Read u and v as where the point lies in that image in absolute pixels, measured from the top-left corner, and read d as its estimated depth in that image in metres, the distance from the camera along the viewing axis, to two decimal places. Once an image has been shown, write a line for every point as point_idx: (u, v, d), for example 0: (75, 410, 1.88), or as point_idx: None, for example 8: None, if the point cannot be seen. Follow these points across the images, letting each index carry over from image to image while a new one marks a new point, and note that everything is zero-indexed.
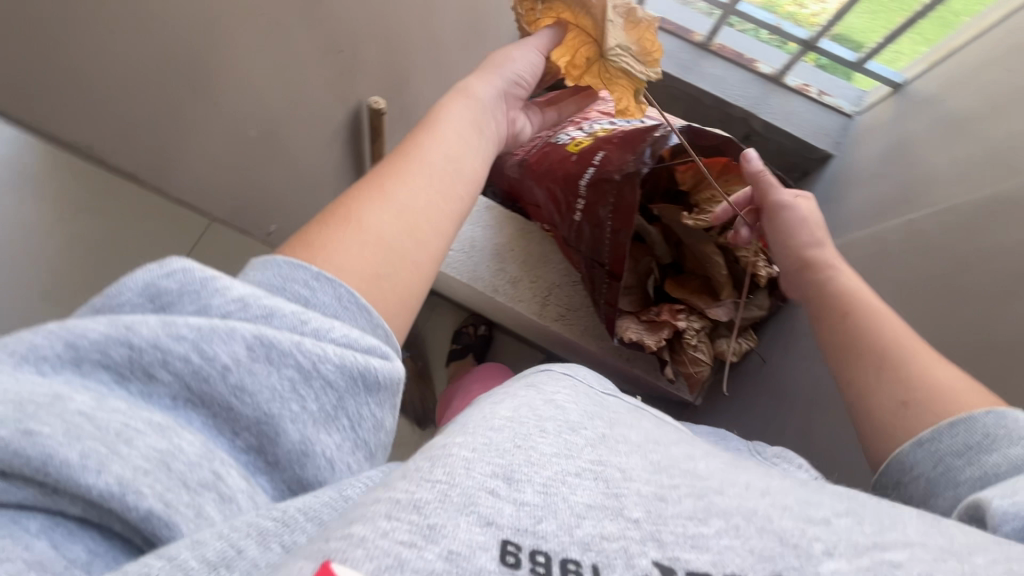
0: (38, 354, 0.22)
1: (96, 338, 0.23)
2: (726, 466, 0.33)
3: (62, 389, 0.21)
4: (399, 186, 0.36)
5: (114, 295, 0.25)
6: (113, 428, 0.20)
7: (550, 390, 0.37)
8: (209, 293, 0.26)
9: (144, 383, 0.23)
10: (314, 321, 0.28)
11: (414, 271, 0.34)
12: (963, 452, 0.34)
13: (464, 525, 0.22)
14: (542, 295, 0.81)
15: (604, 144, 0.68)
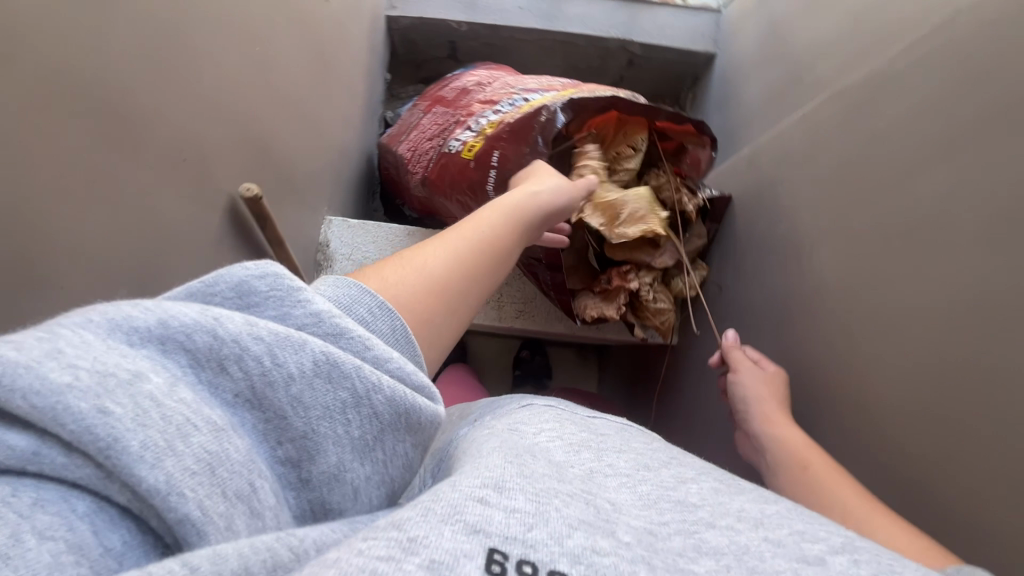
0: (131, 326, 0.22)
1: (187, 322, 0.24)
2: (719, 489, 0.35)
3: (144, 367, 0.22)
4: (461, 245, 0.41)
5: (209, 283, 0.26)
6: (175, 421, 0.21)
7: (533, 425, 0.39)
8: (294, 301, 0.27)
9: (215, 375, 0.24)
10: (378, 349, 0.28)
11: (453, 314, 0.38)
12: None
13: (448, 534, 0.23)
14: (494, 298, 0.85)
15: (494, 142, 0.67)
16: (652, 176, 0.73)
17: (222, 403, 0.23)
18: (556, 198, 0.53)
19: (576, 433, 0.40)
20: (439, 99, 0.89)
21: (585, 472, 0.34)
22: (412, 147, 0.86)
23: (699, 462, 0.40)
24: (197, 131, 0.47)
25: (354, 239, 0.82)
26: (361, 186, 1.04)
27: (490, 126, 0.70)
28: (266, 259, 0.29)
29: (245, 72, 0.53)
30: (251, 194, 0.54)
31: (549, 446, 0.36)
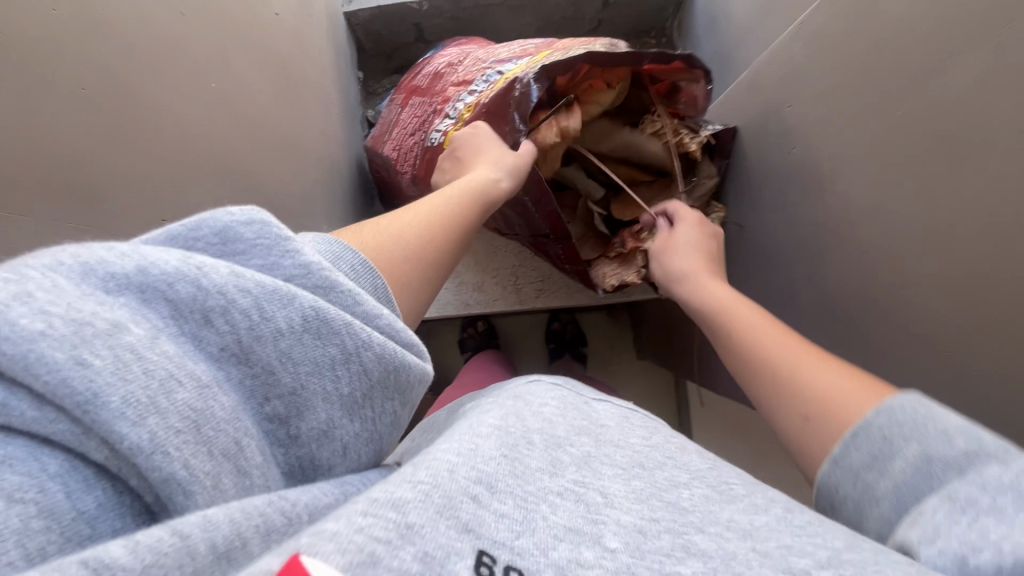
0: (107, 271, 0.21)
1: (167, 271, 0.22)
2: (710, 497, 0.33)
3: (123, 317, 0.20)
4: (424, 208, 0.44)
5: (192, 227, 0.25)
6: (158, 375, 0.19)
7: (536, 401, 0.38)
8: (283, 251, 0.26)
9: (199, 328, 0.22)
10: (369, 305, 0.27)
11: (432, 264, 0.40)
12: (871, 465, 0.38)
13: (443, 529, 0.23)
14: (510, 283, 0.88)
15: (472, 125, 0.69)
16: (648, 125, 0.73)
17: (207, 357, 0.21)
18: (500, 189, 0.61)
19: (579, 419, 0.39)
20: (414, 89, 0.90)
21: (580, 458, 0.33)
22: (397, 146, 0.87)
23: (695, 453, 0.40)
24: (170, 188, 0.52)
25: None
26: (359, 193, 1.02)
27: (467, 110, 0.73)
28: (250, 207, 0.27)
29: (207, 109, 0.58)
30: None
31: (547, 423, 0.35)
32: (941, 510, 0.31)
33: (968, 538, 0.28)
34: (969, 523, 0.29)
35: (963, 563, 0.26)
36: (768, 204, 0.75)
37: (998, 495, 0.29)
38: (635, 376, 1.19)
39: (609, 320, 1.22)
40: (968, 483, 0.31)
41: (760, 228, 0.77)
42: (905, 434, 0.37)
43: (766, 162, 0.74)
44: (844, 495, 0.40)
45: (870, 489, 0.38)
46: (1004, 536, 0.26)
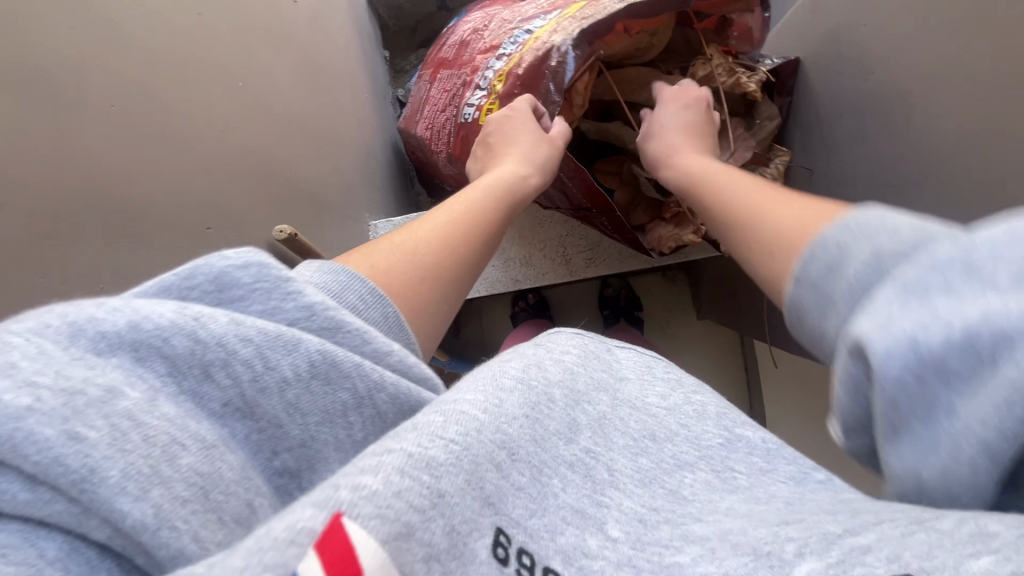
0: (97, 331, 0.21)
1: (161, 324, 0.22)
2: (712, 480, 0.32)
3: (117, 380, 0.20)
4: (431, 222, 0.45)
5: (185, 276, 0.25)
6: (159, 442, 0.19)
7: (559, 347, 0.37)
8: (283, 294, 0.26)
9: (201, 384, 0.22)
10: (378, 342, 0.27)
11: (444, 282, 0.41)
12: (828, 271, 0.30)
13: (468, 503, 0.24)
14: (559, 254, 0.84)
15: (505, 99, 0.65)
16: (701, 67, 0.67)
17: (210, 415, 0.21)
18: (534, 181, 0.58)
19: (597, 369, 0.38)
20: (442, 62, 0.86)
21: (594, 422, 0.33)
22: (430, 125, 0.84)
23: (713, 413, 0.37)
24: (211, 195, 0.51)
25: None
26: (398, 176, 1.02)
27: (500, 79, 0.68)
28: (248, 248, 0.27)
29: (242, 115, 0.57)
30: (287, 236, 0.60)
31: (568, 375, 0.35)
32: (887, 294, 0.23)
33: (918, 317, 0.21)
34: (916, 302, 0.21)
35: (915, 345, 0.20)
36: (840, 144, 0.67)
37: (949, 269, 0.21)
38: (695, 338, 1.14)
39: (664, 281, 1.16)
40: (912, 263, 0.23)
41: (835, 168, 0.69)
42: (860, 239, 0.29)
43: (837, 97, 0.65)
44: (801, 311, 0.32)
45: (826, 296, 0.29)
46: (957, 310, 0.20)
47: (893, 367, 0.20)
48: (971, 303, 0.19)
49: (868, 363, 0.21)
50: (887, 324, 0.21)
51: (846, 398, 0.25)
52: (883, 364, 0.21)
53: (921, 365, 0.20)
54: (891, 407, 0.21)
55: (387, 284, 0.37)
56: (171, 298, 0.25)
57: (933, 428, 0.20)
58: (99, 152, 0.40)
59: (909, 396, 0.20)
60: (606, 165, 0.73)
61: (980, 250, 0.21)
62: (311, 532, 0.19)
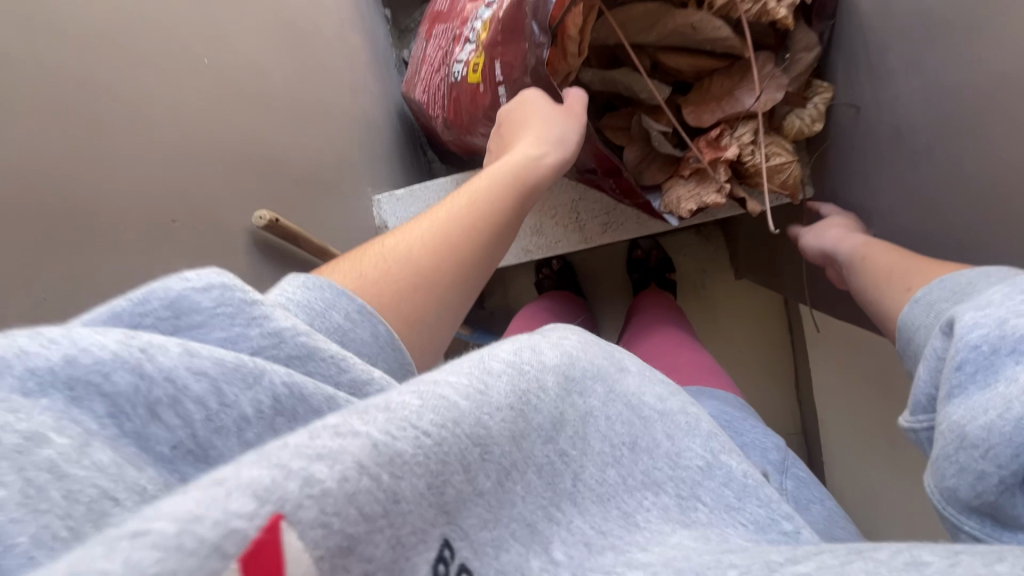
0: (28, 366, 0.20)
1: (102, 358, 0.21)
2: (672, 507, 0.34)
3: (44, 425, 0.19)
4: (424, 221, 0.44)
5: (138, 301, 0.26)
6: (85, 497, 0.18)
7: (557, 335, 0.39)
8: (247, 319, 0.27)
9: (147, 425, 0.21)
10: (354, 371, 0.28)
11: (444, 289, 0.40)
12: (948, 296, 0.40)
13: (421, 512, 0.24)
14: (571, 220, 0.81)
15: (492, 51, 0.63)
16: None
17: (158, 461, 0.21)
18: (553, 160, 0.54)
19: (599, 359, 0.40)
20: (437, 16, 0.80)
21: (579, 419, 0.35)
22: (426, 88, 0.80)
23: (705, 431, 0.41)
24: (178, 185, 0.52)
25: (408, 210, 0.87)
26: (406, 145, 0.99)
27: (485, 30, 0.65)
28: (208, 269, 0.28)
29: (211, 98, 0.57)
30: (267, 222, 0.61)
31: (564, 360, 0.36)
32: (1000, 295, 0.34)
33: (1014, 309, 0.31)
34: (1018, 299, 0.32)
35: (1002, 324, 0.31)
36: (890, 75, 0.59)
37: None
38: (731, 298, 1.08)
39: (698, 239, 1.09)
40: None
41: (884, 100, 0.61)
42: (988, 277, 0.39)
43: (888, 20, 0.58)
44: (912, 327, 0.42)
45: (936, 314, 0.40)
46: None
47: (974, 333, 0.32)
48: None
49: (959, 330, 0.33)
50: (980, 308, 0.33)
51: (932, 365, 0.36)
52: (972, 331, 0.32)
53: (1000, 338, 0.31)
54: (961, 369, 0.32)
55: (375, 295, 0.37)
56: (123, 325, 0.25)
57: (988, 385, 0.30)
58: (52, 157, 0.41)
59: (978, 355, 0.32)
60: (614, 120, 0.69)
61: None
62: (244, 540, 0.17)
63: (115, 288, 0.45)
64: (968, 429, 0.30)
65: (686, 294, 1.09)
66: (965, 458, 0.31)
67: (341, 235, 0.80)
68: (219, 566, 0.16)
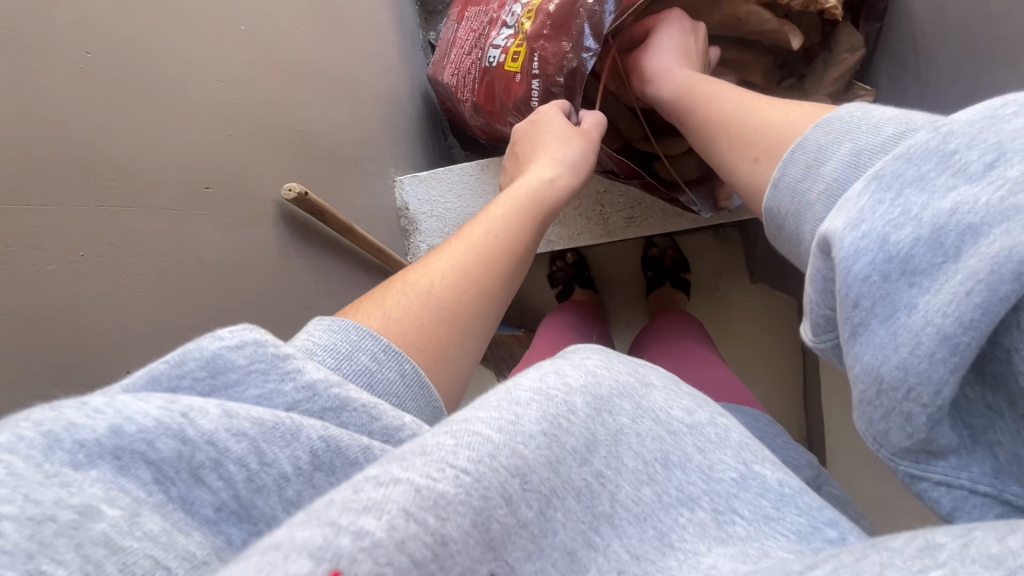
0: (75, 439, 0.19)
1: (147, 425, 0.21)
2: (709, 523, 0.32)
3: (96, 498, 0.18)
4: (443, 253, 0.42)
5: (176, 363, 0.25)
6: (140, 570, 0.18)
7: (579, 355, 0.39)
8: (281, 373, 0.26)
9: (192, 489, 0.21)
10: (385, 418, 0.27)
11: (470, 328, 0.39)
12: (807, 173, 0.36)
13: (471, 552, 0.24)
14: (596, 212, 0.80)
15: (534, 41, 0.61)
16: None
17: (204, 524, 0.20)
18: (570, 182, 0.53)
19: (625, 376, 0.39)
20: None
21: (610, 438, 0.34)
22: (455, 70, 0.77)
23: (735, 443, 0.37)
24: (200, 160, 0.52)
25: (430, 193, 0.86)
26: (427, 129, 0.97)
27: (530, 15, 0.63)
28: (239, 324, 0.27)
29: (222, 71, 0.55)
30: (295, 195, 0.62)
31: (590, 380, 0.36)
32: (866, 193, 0.28)
33: (889, 217, 0.26)
34: (888, 203, 0.27)
35: (884, 244, 0.26)
36: (940, 80, 0.57)
37: (922, 162, 0.27)
38: (744, 299, 1.08)
39: (715, 240, 1.09)
40: (888, 159, 0.29)
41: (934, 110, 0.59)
42: (838, 138, 0.34)
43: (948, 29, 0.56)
44: (782, 209, 0.37)
45: (805, 196, 0.35)
46: (923, 210, 0.25)
47: (860, 264, 0.26)
48: (941, 200, 0.25)
49: (839, 259, 0.27)
50: (854, 224, 0.27)
51: (821, 290, 0.30)
52: (856, 260, 0.26)
53: (888, 261, 0.26)
54: (855, 305, 0.26)
55: (403, 337, 0.36)
56: (162, 390, 0.24)
57: (890, 324, 0.25)
58: (75, 113, 0.41)
59: (870, 288, 0.26)
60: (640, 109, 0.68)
61: (944, 149, 0.26)
62: None
63: (141, 259, 0.45)
64: (882, 372, 0.25)
65: (700, 293, 1.09)
66: (886, 404, 0.26)
67: (362, 218, 0.78)
68: None
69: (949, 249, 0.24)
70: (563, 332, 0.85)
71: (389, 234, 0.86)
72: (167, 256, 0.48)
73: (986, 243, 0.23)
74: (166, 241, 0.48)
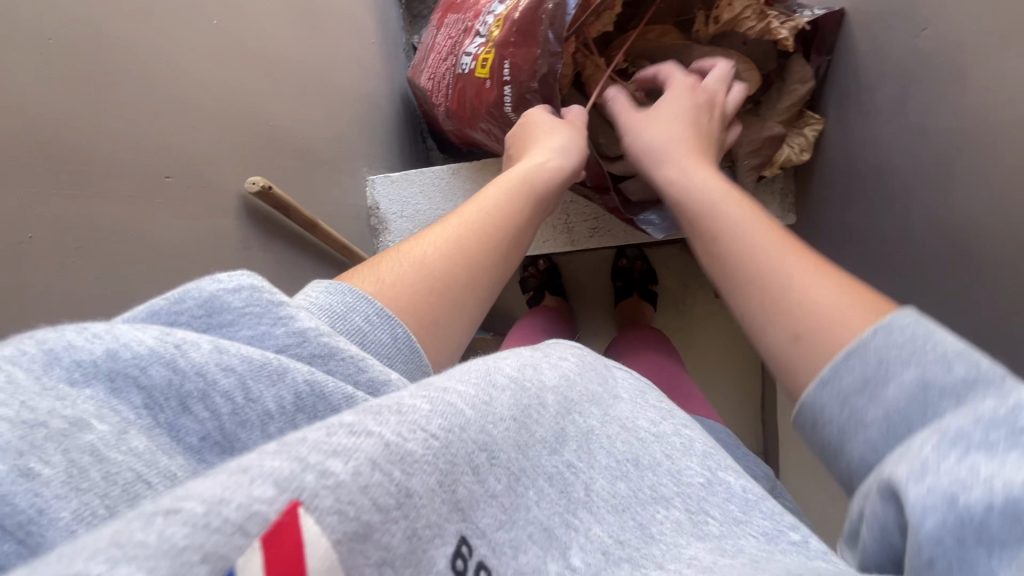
0: (73, 360, 0.23)
1: (139, 353, 0.24)
2: (684, 521, 0.34)
3: (86, 412, 0.22)
4: (439, 229, 0.45)
5: (176, 301, 0.29)
6: (121, 480, 0.21)
7: (555, 355, 0.41)
8: (274, 319, 0.29)
9: (178, 417, 0.24)
10: (372, 371, 0.30)
11: (463, 300, 0.41)
12: (863, 390, 0.34)
13: (437, 509, 0.25)
14: (561, 222, 0.83)
15: (502, 49, 0.65)
16: (725, 11, 0.65)
17: (187, 450, 0.23)
18: (564, 172, 0.56)
19: (594, 384, 0.41)
20: (451, 5, 0.80)
21: (581, 435, 0.36)
22: (432, 74, 0.80)
23: (700, 451, 0.40)
24: (170, 142, 0.53)
25: (400, 194, 0.88)
26: (405, 130, 1.00)
27: (498, 25, 0.67)
28: (237, 270, 0.31)
29: (199, 58, 0.57)
30: (258, 188, 0.63)
31: (563, 379, 0.38)
32: (929, 443, 0.27)
33: (955, 475, 0.25)
34: (955, 460, 0.25)
35: (955, 505, 0.24)
36: (879, 113, 0.64)
37: (989, 428, 0.26)
38: (707, 313, 1.13)
39: (682, 255, 1.13)
40: (956, 416, 0.28)
41: (873, 140, 0.65)
42: (897, 356, 0.33)
43: (883, 67, 0.62)
44: (827, 416, 0.36)
45: (858, 413, 0.34)
46: (995, 474, 0.24)
47: (930, 522, 0.24)
48: (1016, 472, 0.23)
49: (907, 513, 0.25)
50: (918, 477, 0.26)
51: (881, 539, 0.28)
52: (923, 518, 0.24)
53: (960, 525, 0.23)
54: (930, 565, 0.24)
55: (395, 300, 0.38)
56: (161, 321, 0.28)
57: None
58: (44, 89, 0.42)
59: (946, 550, 0.24)
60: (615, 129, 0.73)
61: (1015, 421, 0.26)
62: (265, 522, 0.19)
63: (92, 238, 0.46)
64: None
65: (666, 305, 1.13)
66: None
67: (332, 214, 0.80)
68: (243, 543, 0.18)
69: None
70: (532, 334, 0.87)
71: (360, 231, 0.88)
72: (130, 231, 0.49)
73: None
74: (128, 217, 0.49)
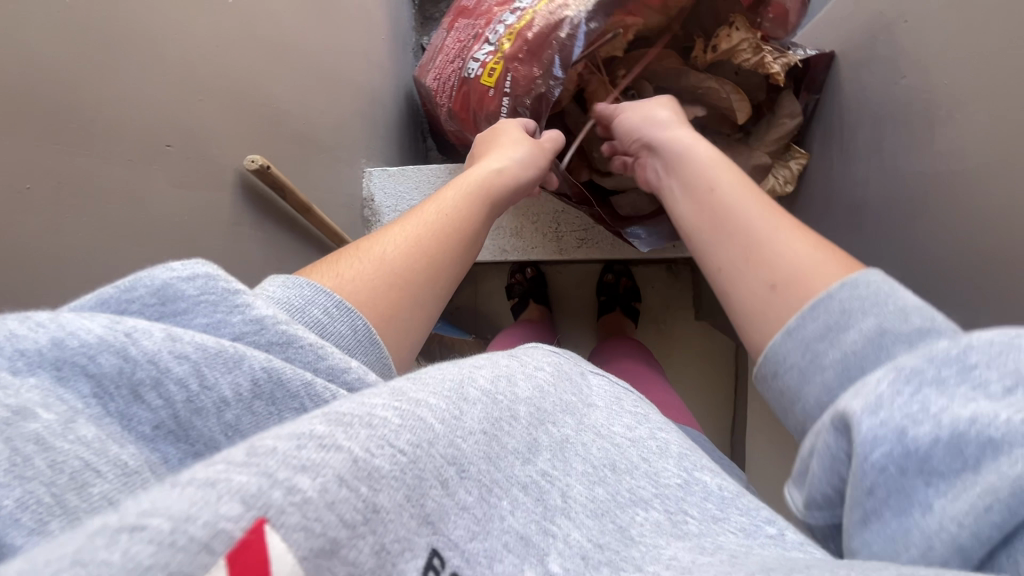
0: (17, 349, 0.22)
1: (88, 341, 0.23)
2: (663, 522, 0.33)
3: (31, 401, 0.21)
4: (397, 228, 0.44)
5: (126, 289, 0.28)
6: (69, 468, 0.20)
7: (532, 364, 0.41)
8: (230, 307, 0.29)
9: (130, 405, 0.23)
10: (331, 359, 0.30)
11: (423, 294, 0.41)
12: (825, 335, 0.36)
13: (406, 521, 0.25)
14: (551, 229, 0.83)
15: (511, 62, 0.65)
16: (724, 40, 0.66)
17: (139, 439, 0.23)
18: (523, 180, 0.56)
19: (569, 394, 0.41)
20: (463, 9, 0.80)
21: (555, 443, 0.35)
22: (438, 74, 0.79)
23: (676, 452, 0.41)
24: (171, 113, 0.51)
25: (396, 187, 0.86)
26: (406, 128, 0.99)
27: (510, 37, 0.66)
28: (193, 258, 0.30)
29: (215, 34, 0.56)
30: (257, 166, 0.61)
31: (538, 392, 0.38)
32: (885, 380, 0.28)
33: (908, 409, 0.26)
34: (909, 393, 0.27)
35: (903, 437, 0.25)
36: (857, 151, 0.66)
37: (942, 365, 0.27)
38: (687, 335, 1.14)
39: (668, 276, 1.15)
40: (912, 355, 0.29)
41: (851, 177, 0.67)
42: (861, 305, 0.35)
43: (865, 109, 0.64)
44: (790, 362, 0.37)
45: (820, 358, 0.36)
46: (944, 410, 0.25)
47: (878, 452, 0.26)
48: (961, 407, 0.25)
49: (856, 441, 0.27)
50: (871, 411, 0.27)
51: (827, 465, 0.30)
52: (873, 448, 0.26)
53: (906, 456, 0.25)
54: (869, 491, 0.26)
55: (355, 295, 0.37)
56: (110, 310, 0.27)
57: (904, 518, 0.25)
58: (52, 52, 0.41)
59: (888, 478, 0.26)
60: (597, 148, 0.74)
61: (966, 358, 0.27)
62: (230, 539, 0.18)
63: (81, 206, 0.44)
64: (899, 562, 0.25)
65: (648, 324, 1.14)
66: None
67: (325, 203, 0.78)
68: (208, 562, 0.18)
69: (969, 463, 0.24)
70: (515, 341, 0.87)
71: (351, 221, 0.86)
72: (121, 205, 0.47)
73: (1007, 462, 0.22)
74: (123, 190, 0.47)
